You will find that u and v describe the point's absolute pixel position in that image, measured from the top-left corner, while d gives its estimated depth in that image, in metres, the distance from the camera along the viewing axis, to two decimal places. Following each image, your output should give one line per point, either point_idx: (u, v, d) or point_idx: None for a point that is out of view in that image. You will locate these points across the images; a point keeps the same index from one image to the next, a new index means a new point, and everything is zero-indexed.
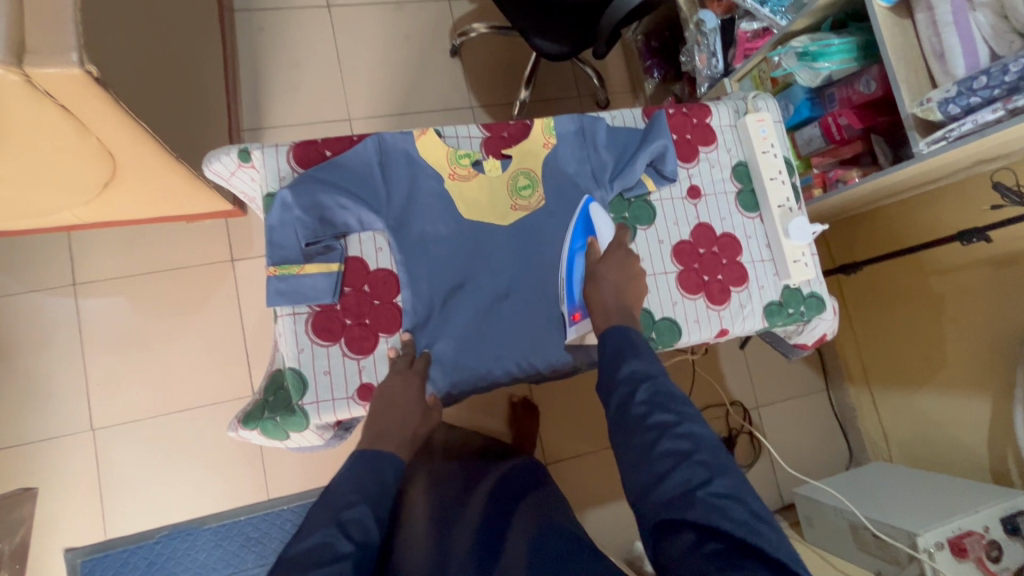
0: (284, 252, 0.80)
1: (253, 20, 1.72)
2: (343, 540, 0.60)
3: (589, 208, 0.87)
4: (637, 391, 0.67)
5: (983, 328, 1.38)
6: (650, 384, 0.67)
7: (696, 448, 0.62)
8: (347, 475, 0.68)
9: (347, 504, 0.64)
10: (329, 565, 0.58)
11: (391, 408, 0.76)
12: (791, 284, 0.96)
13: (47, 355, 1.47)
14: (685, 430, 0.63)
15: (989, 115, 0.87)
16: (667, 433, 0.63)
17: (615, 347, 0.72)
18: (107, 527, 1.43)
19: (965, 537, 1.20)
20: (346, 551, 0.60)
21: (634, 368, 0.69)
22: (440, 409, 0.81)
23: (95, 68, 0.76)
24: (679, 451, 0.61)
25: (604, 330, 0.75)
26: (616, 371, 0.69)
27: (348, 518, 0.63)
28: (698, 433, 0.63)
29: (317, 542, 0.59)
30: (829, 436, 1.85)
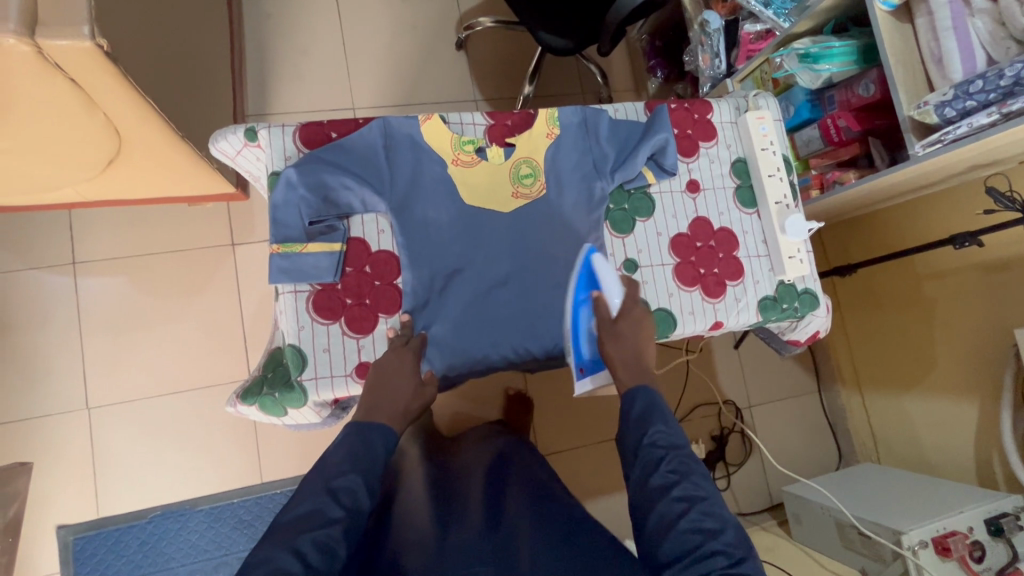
0: (287, 230, 0.80)
1: (261, 6, 1.73)
2: (335, 506, 0.62)
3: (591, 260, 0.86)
4: (661, 464, 0.67)
5: (973, 332, 1.40)
6: (677, 453, 0.68)
7: (720, 529, 0.62)
8: (342, 444, 0.69)
9: (338, 473, 0.64)
10: (322, 530, 0.59)
11: (385, 387, 0.76)
12: (785, 280, 0.97)
13: (45, 333, 1.48)
14: (707, 510, 0.63)
15: (983, 118, 0.89)
16: (692, 507, 0.63)
17: (640, 412, 0.72)
18: (99, 506, 1.44)
19: (949, 537, 1.22)
20: (337, 517, 0.61)
21: (662, 436, 0.69)
22: (434, 387, 0.81)
23: (106, 42, 0.76)
24: (704, 530, 0.61)
25: (625, 392, 0.76)
26: (643, 435, 0.70)
27: (340, 486, 0.63)
28: (720, 513, 0.64)
29: (309, 509, 0.61)
30: (820, 438, 1.87)
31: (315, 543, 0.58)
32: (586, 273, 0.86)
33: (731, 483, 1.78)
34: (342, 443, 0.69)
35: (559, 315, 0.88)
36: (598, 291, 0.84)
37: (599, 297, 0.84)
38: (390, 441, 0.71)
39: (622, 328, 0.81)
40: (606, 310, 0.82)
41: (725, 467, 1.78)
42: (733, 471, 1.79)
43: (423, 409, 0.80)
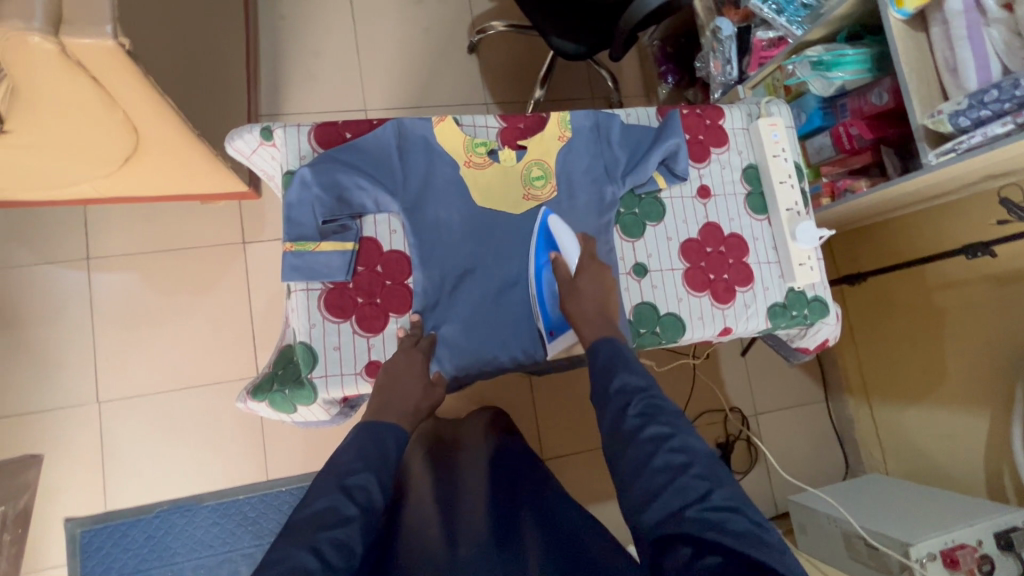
0: (301, 229, 0.81)
1: (275, 8, 1.75)
2: (348, 504, 0.61)
3: (547, 222, 0.86)
4: (630, 405, 0.66)
5: (984, 344, 1.39)
6: (643, 395, 0.67)
7: (692, 461, 0.61)
8: (350, 445, 0.68)
9: (350, 470, 0.64)
10: (336, 530, 0.59)
11: (391, 389, 0.76)
12: (795, 287, 0.97)
13: (57, 327, 1.49)
14: (678, 443, 0.63)
15: (998, 128, 0.88)
16: (662, 446, 0.62)
17: (607, 359, 0.72)
18: (107, 499, 1.45)
19: (957, 550, 1.21)
20: (351, 515, 0.61)
21: (626, 380, 0.69)
22: (442, 387, 0.82)
23: (128, 41, 0.78)
24: (673, 465, 0.61)
25: (591, 344, 0.75)
26: (609, 384, 0.69)
27: (353, 484, 0.63)
28: (692, 444, 0.63)
29: (324, 506, 0.61)
30: (826, 447, 1.85)
31: (333, 542, 0.58)
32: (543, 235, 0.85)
33: None
34: (352, 442, 0.69)
35: None
36: (556, 250, 0.84)
37: (558, 258, 0.84)
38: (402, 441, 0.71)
39: (580, 285, 0.80)
40: (564, 268, 0.82)
41: None
42: (738, 478, 1.78)
43: (432, 408, 0.80)
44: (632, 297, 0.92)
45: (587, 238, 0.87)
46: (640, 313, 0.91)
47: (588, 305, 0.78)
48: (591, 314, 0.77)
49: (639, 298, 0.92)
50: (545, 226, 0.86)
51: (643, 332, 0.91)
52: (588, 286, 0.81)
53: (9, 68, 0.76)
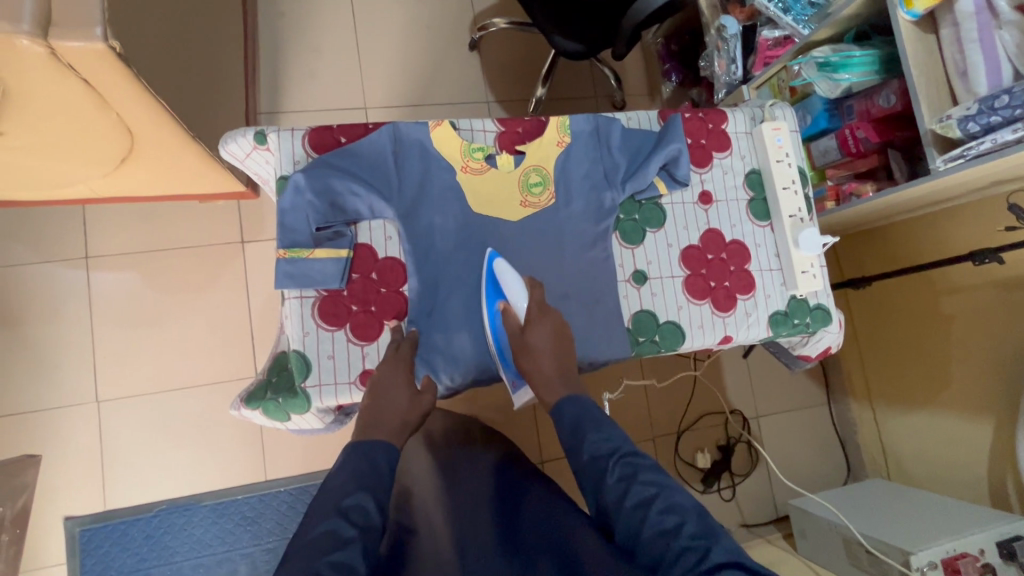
0: (295, 235, 0.80)
1: (274, 4, 1.73)
2: (347, 526, 0.60)
3: (494, 269, 0.82)
4: (608, 473, 0.65)
5: (990, 351, 1.37)
6: (618, 455, 0.66)
7: (683, 519, 0.59)
8: (343, 469, 0.66)
9: (345, 493, 0.63)
10: (336, 554, 0.57)
11: (379, 403, 0.74)
12: (797, 295, 0.95)
13: (56, 326, 1.49)
14: (666, 504, 0.61)
15: (1009, 134, 0.86)
16: (650, 509, 0.61)
17: (573, 421, 0.71)
18: (106, 498, 1.45)
19: (959, 559, 1.20)
20: (350, 536, 0.59)
21: (598, 444, 0.67)
22: (430, 395, 0.79)
23: (119, 44, 0.76)
24: (666, 530, 0.59)
25: (556, 403, 0.73)
26: (580, 451, 0.67)
27: (349, 504, 0.61)
28: (681, 502, 0.62)
29: (322, 531, 0.59)
30: (828, 451, 1.84)
31: (333, 563, 0.55)
32: (491, 284, 0.82)
33: (736, 494, 1.77)
34: (344, 467, 0.67)
35: None
36: (505, 301, 0.80)
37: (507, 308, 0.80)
38: (394, 458, 0.69)
39: (531, 338, 0.77)
40: (513, 319, 0.79)
41: (730, 478, 1.76)
42: (738, 481, 1.77)
43: (422, 418, 0.78)
44: (631, 305, 0.91)
45: (534, 281, 0.82)
46: (639, 321, 0.90)
47: (546, 361, 0.76)
48: (554, 375, 0.75)
49: (639, 306, 0.91)
50: (492, 274, 0.82)
51: (642, 341, 0.90)
52: (539, 337, 0.77)
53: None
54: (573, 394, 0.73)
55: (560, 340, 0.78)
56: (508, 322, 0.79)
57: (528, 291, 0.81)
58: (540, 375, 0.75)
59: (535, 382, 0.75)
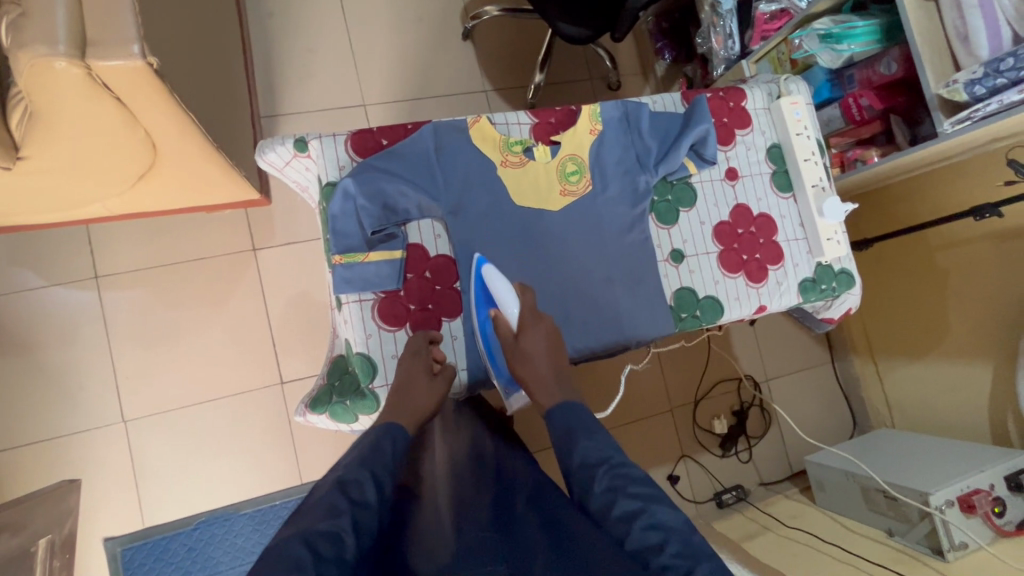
0: (349, 240, 0.82)
1: (262, 4, 1.69)
2: (343, 498, 0.58)
3: (482, 274, 0.82)
4: (595, 481, 0.61)
5: (987, 299, 1.45)
6: (606, 468, 0.61)
7: (668, 538, 0.55)
8: (353, 452, 0.67)
9: (346, 470, 0.62)
10: (330, 520, 0.55)
11: (404, 387, 0.77)
12: (823, 262, 1.00)
13: (74, 349, 1.47)
14: (652, 520, 0.57)
15: (1015, 95, 0.91)
16: (633, 524, 0.57)
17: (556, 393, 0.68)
18: (144, 516, 1.45)
19: (974, 495, 1.27)
20: (343, 508, 0.57)
21: (589, 451, 0.63)
22: (445, 383, 0.80)
23: (155, 59, 0.75)
24: (648, 546, 0.55)
25: (542, 394, 0.72)
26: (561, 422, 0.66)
27: (348, 479, 0.61)
28: (668, 520, 0.57)
29: (322, 501, 0.58)
30: (834, 406, 1.93)
31: (323, 533, 0.53)
32: (482, 291, 0.83)
33: (753, 455, 1.85)
34: (356, 450, 0.68)
35: (614, 311, 0.90)
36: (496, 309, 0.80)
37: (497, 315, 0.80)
38: (401, 442, 0.70)
39: (522, 343, 0.75)
40: (505, 326, 0.78)
41: (746, 440, 1.84)
42: (754, 443, 1.86)
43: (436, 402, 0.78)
44: (671, 283, 0.94)
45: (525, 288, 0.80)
46: (680, 298, 0.94)
47: (541, 364, 0.74)
48: (549, 379, 0.72)
49: (678, 284, 0.95)
50: (482, 280, 0.82)
51: (684, 317, 0.94)
52: (533, 343, 0.75)
53: (35, 95, 0.73)
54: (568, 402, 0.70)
55: (553, 345, 0.76)
56: (499, 328, 0.78)
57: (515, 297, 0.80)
58: (534, 377, 0.73)
59: (530, 387, 0.73)
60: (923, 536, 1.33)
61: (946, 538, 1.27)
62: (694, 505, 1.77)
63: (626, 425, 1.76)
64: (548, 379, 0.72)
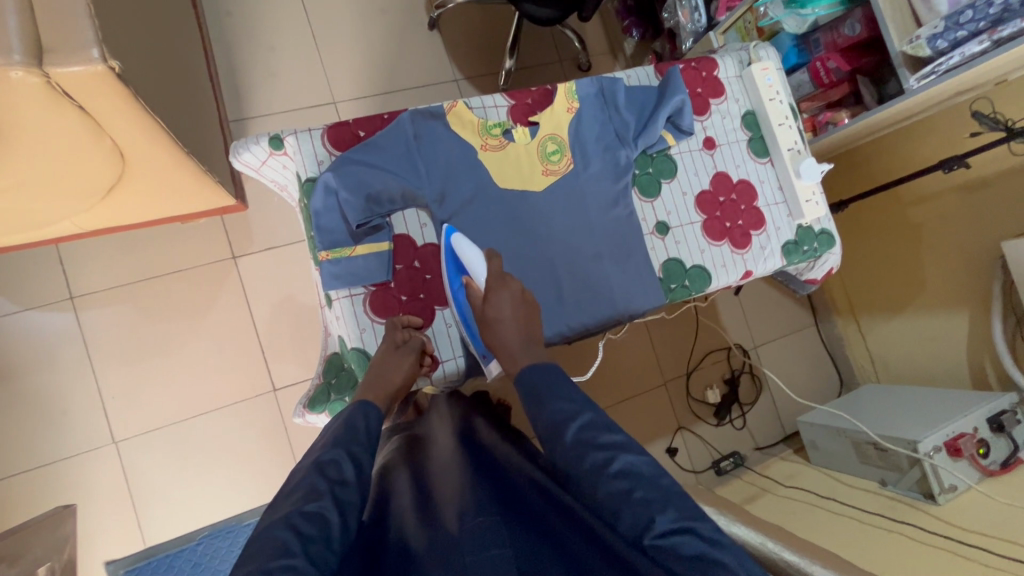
0: (334, 235, 0.81)
1: (219, 5, 1.64)
2: (322, 479, 0.60)
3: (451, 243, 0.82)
4: (565, 434, 0.60)
5: (961, 250, 1.49)
6: (576, 433, 0.60)
7: (635, 486, 0.55)
8: (326, 433, 0.68)
9: (321, 451, 0.63)
10: (313, 503, 0.57)
11: (378, 365, 0.77)
12: (804, 223, 1.02)
13: (56, 374, 1.43)
14: (620, 467, 0.57)
15: (976, 47, 0.93)
16: (602, 475, 0.57)
17: (537, 387, 0.66)
18: (145, 535, 1.43)
19: (959, 439, 1.32)
20: (322, 488, 0.59)
21: (561, 420, 0.61)
22: (410, 351, 0.79)
23: (117, 63, 0.73)
24: (617, 495, 0.55)
25: (516, 373, 0.68)
26: (542, 412, 0.63)
27: (325, 459, 0.62)
28: (636, 465, 0.57)
29: (302, 484, 0.59)
30: (821, 366, 1.98)
31: (305, 514, 0.55)
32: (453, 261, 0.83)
33: (747, 422, 1.89)
34: (329, 430, 0.69)
35: (606, 288, 0.91)
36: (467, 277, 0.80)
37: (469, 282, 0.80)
38: (372, 417, 0.71)
39: (490, 311, 0.74)
40: (475, 290, 0.78)
41: (740, 408, 1.88)
42: (747, 410, 1.90)
43: (405, 373, 0.77)
44: (658, 255, 0.95)
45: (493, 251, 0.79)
46: (669, 269, 0.95)
47: (508, 330, 0.73)
48: (516, 346, 0.71)
49: (665, 255, 0.96)
50: (451, 248, 0.82)
51: (674, 287, 0.95)
52: (498, 309, 0.74)
53: None
54: (536, 363, 0.69)
55: (520, 308, 0.74)
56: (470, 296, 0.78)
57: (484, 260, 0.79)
58: (502, 347, 0.72)
59: (502, 360, 0.72)
60: (914, 482, 1.37)
61: (936, 482, 1.31)
62: (694, 475, 1.80)
63: (622, 402, 1.78)
64: (516, 350, 0.71)
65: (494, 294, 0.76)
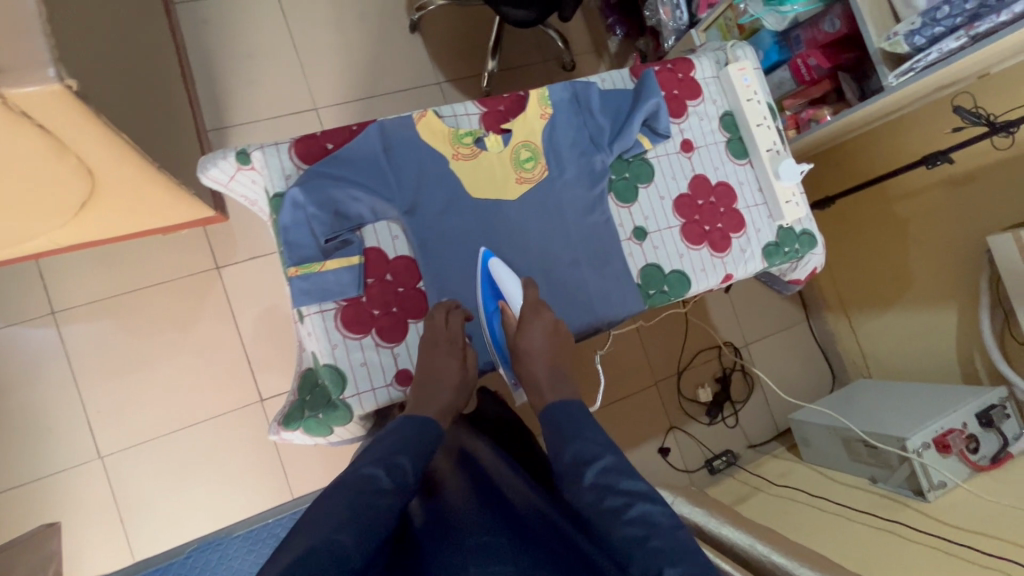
0: (303, 250, 0.80)
1: (197, 12, 1.62)
2: (384, 478, 0.63)
3: (488, 267, 0.84)
4: (586, 474, 0.65)
5: (950, 243, 1.48)
6: (595, 466, 0.65)
7: (650, 534, 0.59)
8: (394, 431, 0.70)
9: (391, 449, 0.66)
10: (373, 497, 0.61)
11: (428, 372, 0.78)
12: (784, 224, 1.01)
13: (39, 389, 1.42)
14: (636, 514, 0.61)
15: (953, 42, 0.92)
16: (619, 519, 0.61)
17: (559, 429, 0.71)
18: (133, 550, 1.42)
19: (947, 435, 1.32)
20: (384, 486, 0.62)
21: (581, 449, 0.67)
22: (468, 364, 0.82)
23: (75, 82, 0.72)
24: (634, 539, 0.59)
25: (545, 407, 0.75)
26: (562, 455, 0.68)
27: (392, 462, 0.65)
28: (653, 514, 0.61)
29: (364, 474, 0.63)
30: (814, 363, 1.97)
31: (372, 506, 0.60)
32: (489, 285, 0.85)
33: (740, 419, 1.89)
34: (393, 428, 0.71)
35: (583, 293, 0.90)
36: (504, 302, 0.84)
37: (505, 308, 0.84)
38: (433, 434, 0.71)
39: (525, 341, 0.80)
40: (511, 318, 0.83)
41: (732, 406, 1.88)
42: (739, 407, 1.89)
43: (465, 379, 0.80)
44: (636, 261, 0.94)
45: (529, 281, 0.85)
46: (647, 275, 0.94)
47: (538, 366, 0.79)
48: (544, 383, 0.77)
49: (643, 261, 0.95)
50: (487, 272, 0.85)
51: (652, 293, 0.94)
52: (533, 342, 0.80)
53: None
54: (562, 400, 0.75)
55: (554, 341, 0.81)
56: (505, 325, 0.84)
57: (523, 290, 0.84)
58: (531, 380, 0.79)
59: (528, 388, 0.79)
60: (903, 479, 1.36)
61: (925, 479, 1.31)
62: (687, 475, 1.79)
63: (612, 404, 1.77)
64: (542, 382, 0.78)
65: (529, 325, 0.81)
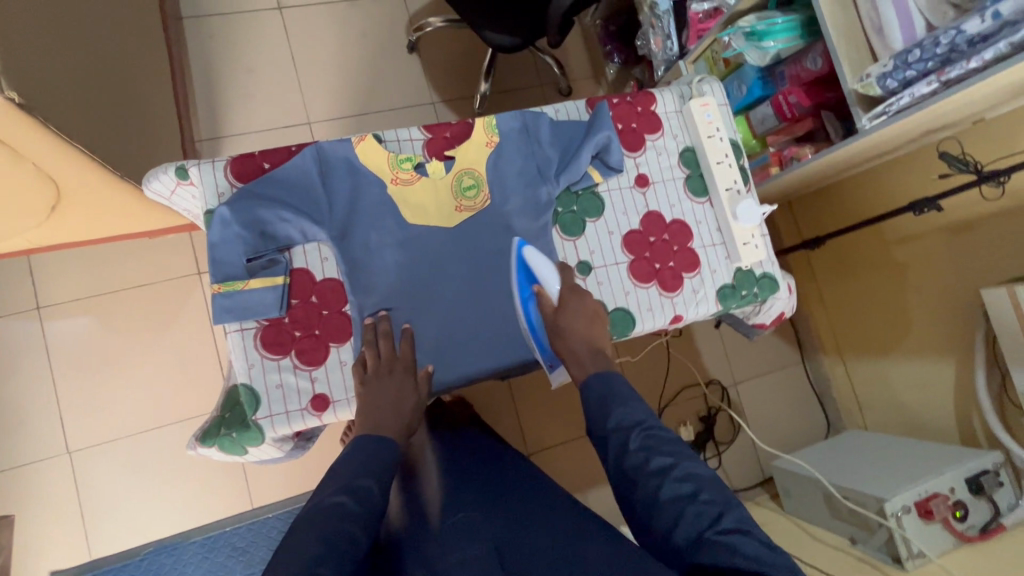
0: (227, 268, 0.80)
1: (201, 27, 1.69)
2: (352, 500, 0.66)
3: (523, 252, 0.85)
4: (630, 439, 0.69)
5: (946, 291, 1.39)
6: (639, 431, 0.69)
7: (700, 488, 0.64)
8: (348, 456, 0.73)
9: (356, 474, 0.69)
10: (338, 520, 0.63)
11: (376, 398, 0.79)
12: (742, 266, 0.97)
13: (15, 382, 1.46)
14: (683, 474, 0.65)
15: (924, 88, 0.87)
16: (667, 478, 0.64)
17: (600, 395, 0.74)
18: (91, 548, 1.43)
19: (931, 500, 1.22)
20: (347, 508, 0.65)
21: (624, 416, 0.71)
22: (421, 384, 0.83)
23: (17, 94, 0.74)
24: (682, 495, 0.63)
25: (583, 379, 0.77)
26: (607, 419, 0.71)
27: (356, 484, 0.68)
28: (697, 472, 0.65)
29: (332, 500, 0.66)
30: (806, 407, 1.88)
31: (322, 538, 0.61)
32: (523, 268, 0.85)
33: (724, 462, 1.80)
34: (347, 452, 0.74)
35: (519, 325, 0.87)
36: (539, 285, 0.84)
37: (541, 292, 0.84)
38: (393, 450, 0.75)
39: (563, 321, 0.81)
40: (547, 301, 0.83)
41: (715, 446, 1.80)
42: (723, 449, 1.81)
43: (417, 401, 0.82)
44: None
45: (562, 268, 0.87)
46: None
47: (577, 342, 0.80)
48: (586, 355, 0.79)
49: None
50: (522, 259, 0.85)
51: None
52: (570, 321, 0.81)
53: None
54: (603, 372, 0.77)
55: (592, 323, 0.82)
56: (543, 304, 0.83)
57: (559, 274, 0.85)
58: (570, 352, 0.80)
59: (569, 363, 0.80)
60: (882, 544, 1.27)
61: (903, 548, 1.22)
62: None
63: None
64: (584, 356, 0.79)
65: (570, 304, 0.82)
